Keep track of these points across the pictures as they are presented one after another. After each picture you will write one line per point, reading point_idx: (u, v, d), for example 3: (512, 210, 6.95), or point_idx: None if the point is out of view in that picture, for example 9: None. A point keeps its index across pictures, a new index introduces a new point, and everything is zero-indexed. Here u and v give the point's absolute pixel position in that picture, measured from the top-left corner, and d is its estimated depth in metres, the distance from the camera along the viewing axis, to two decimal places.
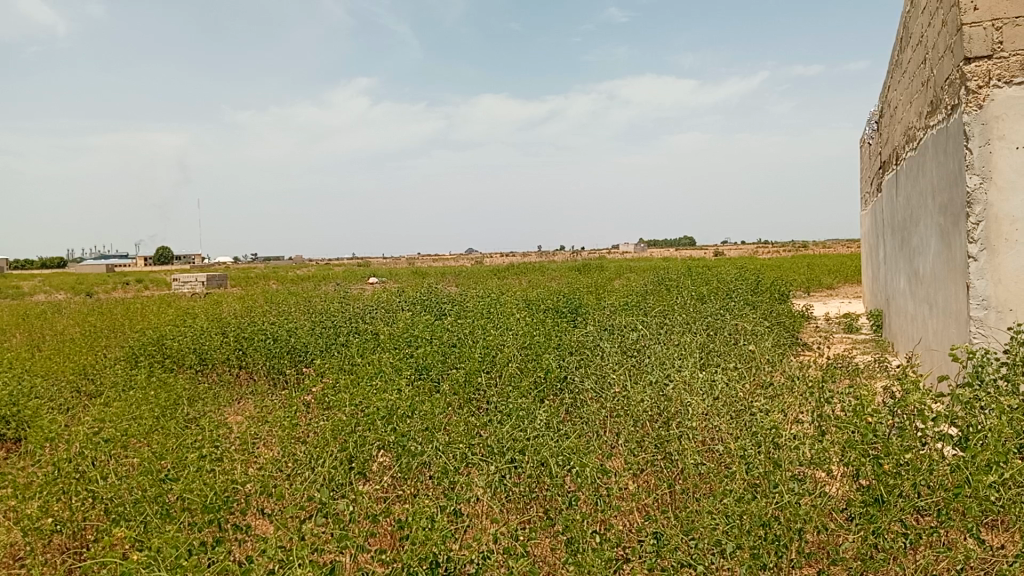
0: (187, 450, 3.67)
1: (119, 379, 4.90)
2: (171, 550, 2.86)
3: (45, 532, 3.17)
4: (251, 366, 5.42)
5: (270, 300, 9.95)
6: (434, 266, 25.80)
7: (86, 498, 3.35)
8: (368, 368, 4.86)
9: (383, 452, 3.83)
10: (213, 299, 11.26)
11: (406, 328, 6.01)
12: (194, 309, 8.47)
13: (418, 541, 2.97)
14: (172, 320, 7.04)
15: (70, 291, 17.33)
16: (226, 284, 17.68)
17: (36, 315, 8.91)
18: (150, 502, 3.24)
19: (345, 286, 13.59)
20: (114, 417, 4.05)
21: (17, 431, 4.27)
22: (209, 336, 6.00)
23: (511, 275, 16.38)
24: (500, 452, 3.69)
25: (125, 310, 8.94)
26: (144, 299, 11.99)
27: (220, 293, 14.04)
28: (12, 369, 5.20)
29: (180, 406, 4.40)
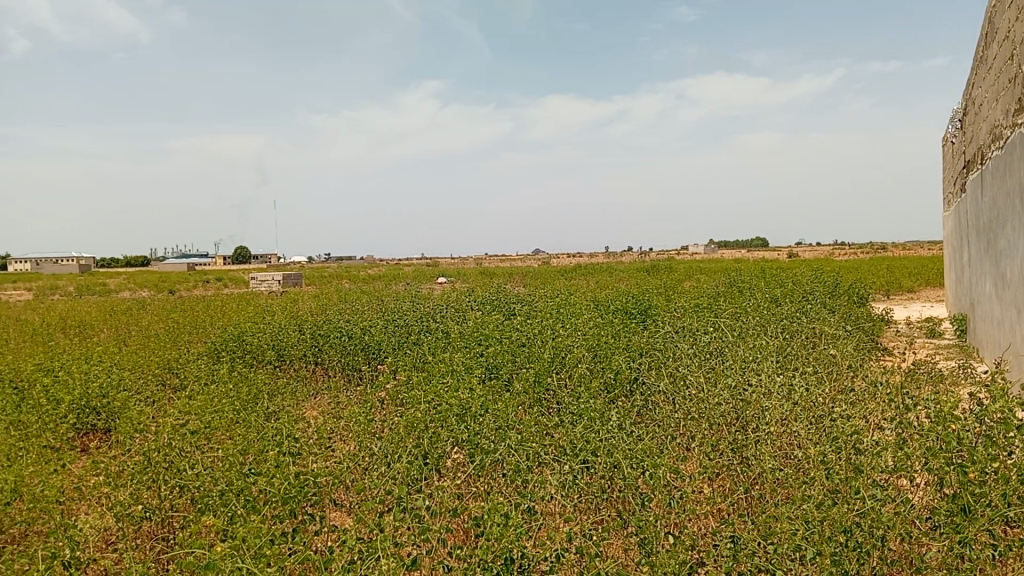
0: (268, 443, 3.78)
1: (201, 374, 5.07)
2: (253, 538, 2.94)
3: (135, 518, 3.30)
4: (327, 363, 5.55)
5: (344, 299, 10.15)
6: (500, 266, 25.87)
7: (173, 487, 3.48)
8: (440, 366, 4.91)
9: (456, 449, 3.87)
10: (289, 297, 11.55)
11: (477, 328, 6.05)
12: (272, 306, 8.75)
13: (492, 537, 2.98)
14: (250, 317, 7.25)
15: (152, 290, 18.02)
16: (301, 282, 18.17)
17: (124, 311, 9.30)
18: (235, 492, 3.33)
19: (416, 286, 13.80)
20: (198, 410, 4.19)
21: (109, 421, 4.46)
22: (286, 333, 6.16)
23: (579, 276, 16.41)
24: (573, 452, 3.68)
25: (207, 307, 9.26)
26: (224, 297, 12.37)
27: (295, 292, 14.42)
28: (103, 362, 5.44)
29: (260, 400, 4.53)
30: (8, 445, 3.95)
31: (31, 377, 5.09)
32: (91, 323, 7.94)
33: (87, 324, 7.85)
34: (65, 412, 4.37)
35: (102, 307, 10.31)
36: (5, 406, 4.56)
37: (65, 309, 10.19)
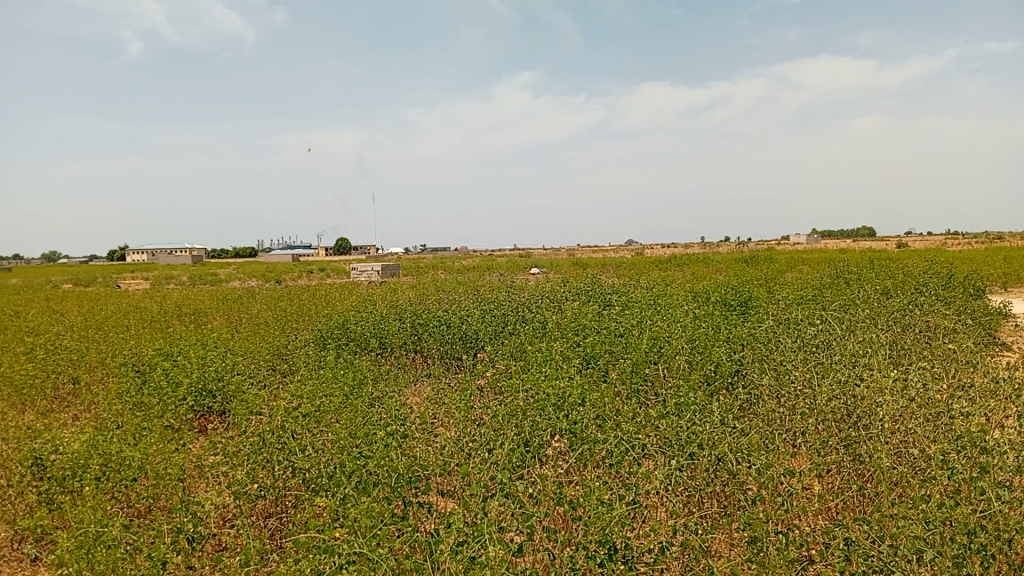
0: (374, 427, 3.88)
1: (309, 360, 5.25)
2: (364, 519, 3.04)
3: (252, 497, 3.45)
4: (426, 351, 5.67)
5: (441, 288, 10.32)
6: (590, 257, 25.71)
7: (287, 467, 3.61)
8: (539, 355, 4.94)
9: (557, 438, 3.87)
10: (388, 286, 11.78)
11: (573, 318, 6.04)
12: (373, 296, 8.98)
13: (596, 526, 2.97)
14: (352, 306, 7.45)
15: (258, 280, 18.76)
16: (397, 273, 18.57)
17: (235, 299, 9.74)
18: (345, 473, 3.44)
19: (511, 277, 13.88)
20: (309, 394, 4.35)
21: (224, 404, 4.67)
22: (388, 321, 6.31)
23: (673, 266, 16.24)
24: (676, 444, 3.64)
25: (311, 296, 9.58)
26: (326, 286, 12.75)
27: (393, 282, 14.74)
28: (217, 347, 5.70)
29: (364, 385, 4.66)
30: (135, 424, 4.19)
31: (153, 361, 5.39)
32: (204, 310, 8.34)
33: (201, 311, 8.25)
34: (184, 394, 4.60)
35: (214, 296, 10.80)
36: (130, 388, 4.83)
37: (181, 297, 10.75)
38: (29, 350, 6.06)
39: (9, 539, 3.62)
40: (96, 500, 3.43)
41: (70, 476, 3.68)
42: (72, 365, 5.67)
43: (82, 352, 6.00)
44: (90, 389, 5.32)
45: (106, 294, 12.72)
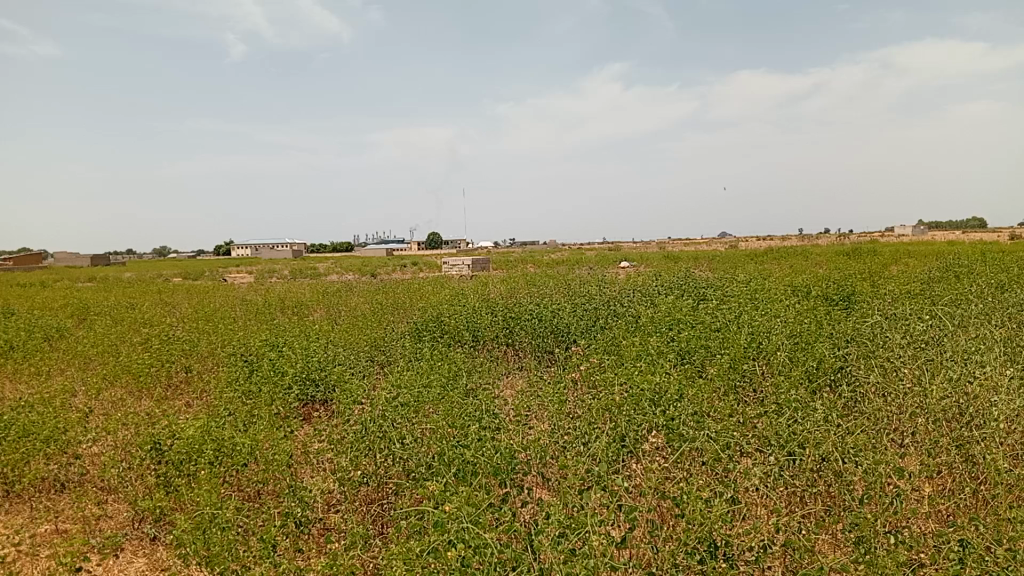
0: (471, 418, 3.94)
1: (406, 353, 5.40)
2: (465, 506, 3.09)
3: (355, 483, 3.57)
4: (518, 343, 5.74)
5: (532, 282, 10.36)
6: (679, 250, 25.27)
7: (387, 455, 3.71)
8: (633, 350, 4.92)
9: (654, 433, 3.84)
10: (480, 280, 11.92)
11: (668, 313, 5.98)
12: (466, 289, 9.12)
13: (696, 521, 2.95)
14: (445, 299, 7.59)
15: (353, 274, 19.31)
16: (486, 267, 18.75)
17: (333, 293, 10.07)
18: (443, 464, 3.50)
19: (601, 270, 13.84)
20: (408, 385, 4.48)
21: (326, 394, 4.83)
22: (481, 315, 6.40)
23: (769, 259, 15.84)
24: (777, 442, 3.56)
25: (405, 290, 9.77)
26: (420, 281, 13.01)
27: (483, 276, 14.92)
28: (319, 339, 5.92)
29: (459, 377, 4.75)
30: (244, 412, 4.40)
31: (260, 351, 5.63)
32: (306, 302, 8.65)
33: (302, 304, 8.56)
34: (290, 383, 4.79)
35: (315, 289, 11.16)
36: (239, 377, 5.07)
37: (283, 291, 11.17)
38: (146, 340, 6.43)
39: (130, 518, 3.83)
40: (210, 483, 3.61)
41: (187, 460, 3.88)
42: (185, 354, 5.98)
43: (194, 342, 6.32)
44: (203, 378, 5.60)
45: (216, 288, 13.35)
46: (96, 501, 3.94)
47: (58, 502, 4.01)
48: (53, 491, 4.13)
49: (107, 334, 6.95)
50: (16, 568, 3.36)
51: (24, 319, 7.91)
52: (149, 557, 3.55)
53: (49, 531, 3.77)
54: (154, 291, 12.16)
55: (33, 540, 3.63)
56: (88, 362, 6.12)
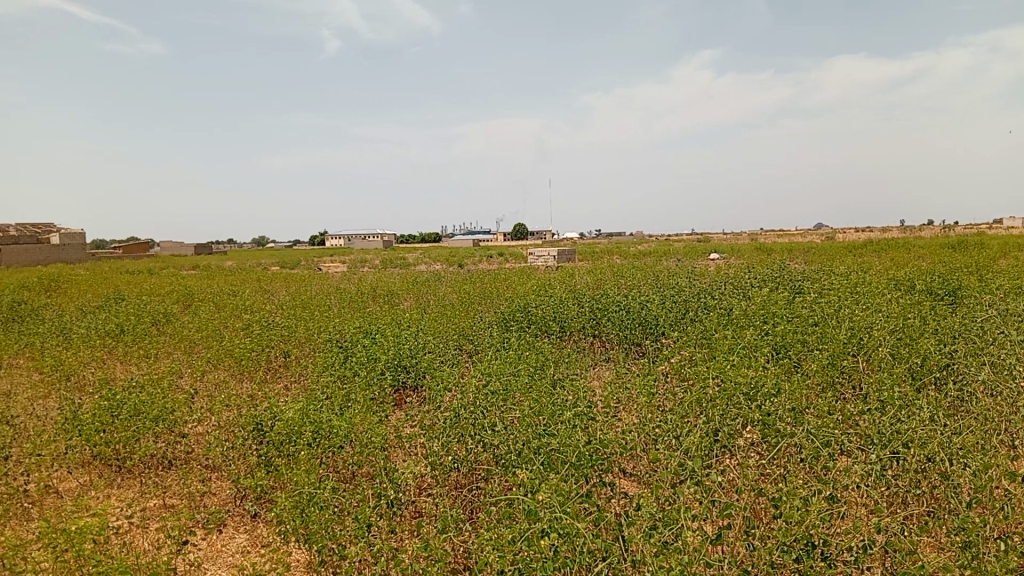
0: (561, 408, 3.95)
1: (494, 342, 5.46)
2: (555, 494, 3.10)
3: (446, 467, 3.63)
4: (605, 335, 5.74)
5: (619, 273, 10.29)
6: (769, 242, 24.60)
7: (478, 443, 3.75)
8: (726, 343, 4.84)
9: (748, 428, 3.76)
10: (567, 272, 11.90)
11: (761, 306, 5.85)
12: (553, 280, 9.14)
13: (793, 518, 2.87)
14: (532, 290, 7.63)
15: (439, 264, 19.60)
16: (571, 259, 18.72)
17: (423, 282, 10.26)
18: (533, 451, 3.52)
19: (689, 262, 13.63)
20: (497, 373, 4.53)
21: (417, 380, 4.97)
22: (568, 305, 6.41)
23: (868, 251, 15.26)
24: (879, 441, 3.43)
25: (492, 280, 9.86)
26: (505, 271, 13.11)
27: (568, 266, 14.93)
28: (410, 327, 6.04)
29: (547, 367, 4.78)
30: (340, 395, 4.53)
31: (354, 338, 5.79)
32: (396, 292, 8.83)
33: (393, 293, 8.76)
34: (383, 369, 4.92)
35: (404, 278, 11.39)
36: (335, 362, 5.23)
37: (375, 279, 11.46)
38: (247, 325, 6.70)
39: (232, 495, 4.02)
40: (309, 463, 3.73)
41: (286, 441, 4.03)
42: (283, 339, 6.21)
43: (291, 328, 6.56)
44: (300, 362, 5.85)
45: (311, 276, 13.78)
46: (202, 478, 4.14)
47: (167, 478, 4.25)
48: (162, 467, 4.38)
49: (210, 319, 7.27)
50: (129, 538, 3.56)
51: (134, 303, 8.36)
52: (250, 533, 3.71)
53: (159, 505, 3.97)
54: (253, 280, 12.65)
55: (144, 513, 3.84)
56: (193, 346, 6.43)
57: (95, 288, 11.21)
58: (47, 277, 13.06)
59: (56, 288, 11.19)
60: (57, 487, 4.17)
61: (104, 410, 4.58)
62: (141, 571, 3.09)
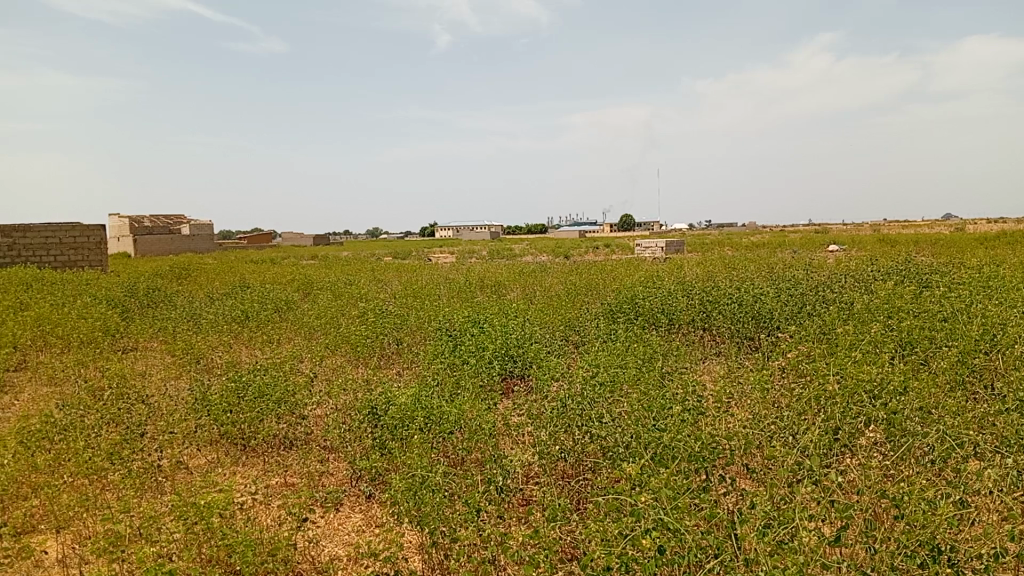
0: (671, 402, 3.91)
1: (600, 333, 5.46)
2: (665, 489, 3.06)
3: (554, 457, 3.66)
4: (716, 329, 5.65)
5: (731, 265, 10.06)
6: (889, 233, 23.43)
7: (586, 433, 3.76)
8: (845, 338, 4.66)
9: (870, 427, 3.60)
10: (676, 263, 11.71)
11: (885, 301, 5.59)
12: (661, 271, 9.03)
13: (918, 523, 2.73)
14: (640, 281, 7.55)
15: (546, 256, 19.60)
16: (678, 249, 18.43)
17: (530, 273, 10.33)
18: (644, 443, 3.50)
19: (805, 254, 13.15)
20: (605, 364, 4.53)
21: (525, 369, 5.04)
22: (677, 297, 6.32)
23: (1003, 243, 14.30)
24: (1015, 444, 3.21)
25: (599, 271, 9.80)
26: (612, 263, 13.04)
27: (676, 258, 14.71)
28: (518, 317, 6.12)
29: (656, 360, 4.75)
30: (451, 383, 4.65)
31: (463, 327, 5.92)
32: (504, 282, 8.93)
33: (501, 283, 8.88)
34: (492, 358, 5.01)
35: (511, 269, 11.52)
36: (445, 350, 5.35)
37: (483, 270, 11.64)
38: (361, 313, 6.95)
39: (348, 476, 4.20)
40: (422, 448, 3.84)
41: (400, 425, 4.16)
42: (396, 327, 6.40)
43: (403, 316, 6.76)
44: (412, 350, 6.03)
45: (421, 267, 14.13)
46: (320, 459, 4.33)
47: (287, 458, 4.48)
48: (283, 447, 4.62)
49: (327, 307, 7.59)
50: (254, 513, 3.76)
51: (257, 291, 8.81)
52: (364, 513, 3.85)
53: (280, 483, 4.18)
54: (367, 270, 13.07)
55: (267, 490, 4.05)
56: (312, 333, 6.73)
57: (221, 276, 11.88)
58: (179, 266, 13.91)
59: (187, 276, 11.92)
60: (188, 462, 4.46)
61: (230, 392, 4.85)
62: (265, 545, 3.26)
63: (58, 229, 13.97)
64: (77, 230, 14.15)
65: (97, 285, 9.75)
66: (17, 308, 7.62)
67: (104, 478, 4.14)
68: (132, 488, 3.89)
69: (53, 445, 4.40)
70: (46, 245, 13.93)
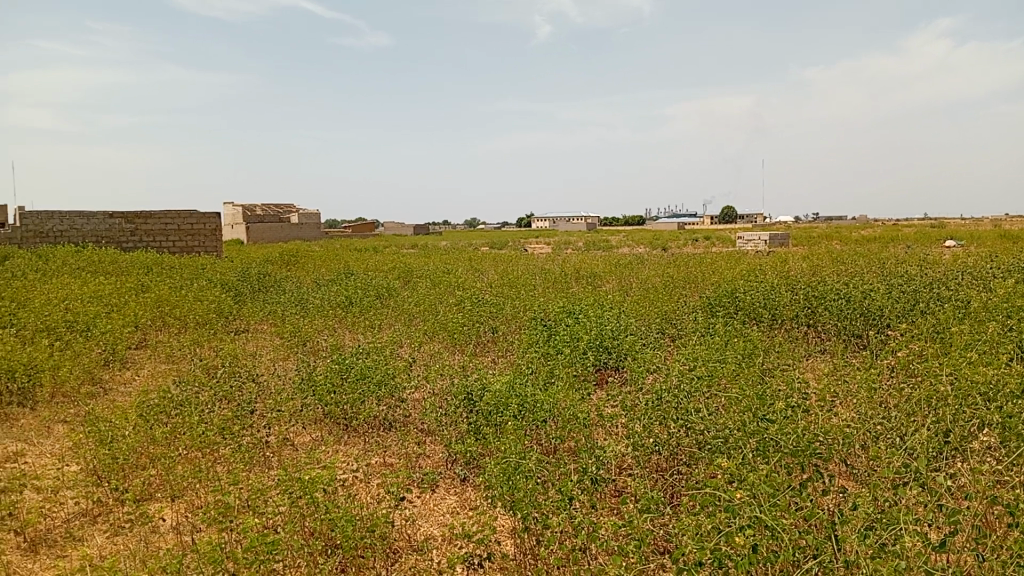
0: (771, 398, 3.82)
1: (698, 327, 5.38)
2: (762, 485, 3.00)
3: (648, 449, 3.64)
4: (821, 325, 5.48)
5: (839, 260, 9.68)
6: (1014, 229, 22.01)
7: (682, 427, 3.72)
8: (961, 338, 4.44)
9: (985, 431, 3.42)
10: (780, 257, 11.32)
11: (1006, 299, 5.27)
12: (763, 265, 8.80)
13: None
14: (741, 275, 7.38)
15: (644, 248, 19.38)
16: (784, 243, 17.86)
17: (627, 264, 10.26)
18: (743, 439, 3.43)
19: (921, 250, 12.51)
20: (704, 357, 4.47)
21: (619, 360, 5.02)
22: (780, 292, 6.16)
23: None
24: None
25: (699, 264, 9.66)
26: (713, 255, 12.78)
27: (780, 251, 14.28)
28: (613, 308, 6.10)
29: (756, 355, 4.65)
30: (545, 371, 4.70)
31: (558, 317, 5.95)
32: (600, 273, 8.89)
33: (597, 274, 8.85)
34: (586, 349, 5.02)
35: (609, 260, 11.47)
36: (540, 339, 5.41)
37: (581, 261, 11.64)
38: (459, 300, 7.09)
39: (444, 459, 4.31)
40: (516, 434, 3.90)
41: (494, 411, 4.24)
42: (493, 315, 6.50)
43: (500, 305, 6.86)
44: (507, 339, 6.11)
45: (519, 257, 14.21)
46: (418, 441, 4.46)
47: (386, 439, 4.63)
48: (383, 428, 4.80)
49: (426, 295, 7.76)
50: (354, 490, 3.92)
51: (360, 278, 9.10)
52: (459, 496, 3.94)
53: (380, 462, 4.33)
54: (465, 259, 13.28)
55: (367, 469, 4.20)
56: (411, 319, 6.90)
57: (326, 263, 12.34)
58: (287, 252, 14.51)
59: (294, 263, 12.42)
60: (294, 439, 4.66)
61: (334, 373, 5.05)
62: (364, 521, 3.39)
63: (177, 216, 14.79)
64: (194, 217, 14.96)
65: (212, 269, 10.30)
66: (140, 290, 8.13)
67: (216, 451, 4.39)
68: (241, 462, 4.10)
69: (170, 419, 4.70)
70: (165, 231, 14.78)
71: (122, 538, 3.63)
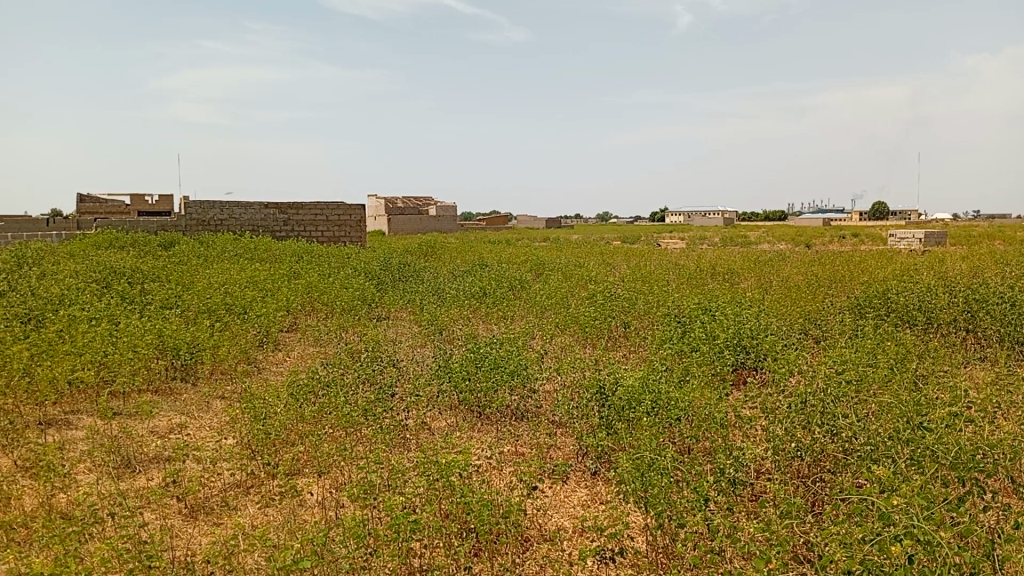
0: (927, 406, 3.61)
1: (844, 328, 5.15)
2: (916, 497, 2.82)
3: (789, 452, 3.52)
4: (982, 330, 5.12)
5: (1004, 261, 8.97)
6: None
7: (826, 432, 3.57)
8: None
9: None
10: (937, 256, 10.61)
11: None
12: (917, 265, 8.30)
13: None
14: (893, 275, 6.98)
15: (783, 244, 18.64)
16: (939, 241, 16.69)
17: (768, 262, 9.92)
18: (894, 448, 3.25)
19: None
20: (851, 361, 4.27)
21: (758, 360, 4.88)
22: (937, 293, 5.78)
23: None
24: None
25: (845, 262, 9.23)
26: (861, 253, 12.15)
27: (938, 251, 13.38)
28: (752, 306, 5.93)
29: (908, 360, 4.40)
30: (680, 369, 4.63)
31: (693, 314, 5.86)
32: (738, 270, 8.63)
33: (736, 271, 8.62)
34: (723, 348, 4.91)
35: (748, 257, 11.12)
36: (674, 336, 5.34)
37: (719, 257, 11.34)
38: (593, 294, 7.10)
39: (575, 451, 4.34)
40: (650, 431, 3.87)
41: (627, 407, 4.22)
42: (626, 310, 6.48)
43: (634, 299, 6.82)
44: (640, 334, 6.06)
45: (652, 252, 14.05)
46: (550, 433, 4.51)
47: (519, 428, 4.71)
48: (515, 417, 4.89)
49: (558, 288, 7.81)
50: (488, 476, 4.02)
51: (494, 270, 9.27)
52: (590, 489, 3.96)
53: (513, 450, 4.41)
54: (598, 253, 13.23)
55: (501, 456, 4.29)
56: (544, 311, 6.99)
57: (462, 255, 12.65)
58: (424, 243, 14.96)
59: (430, 253, 12.79)
60: (430, 423, 4.82)
61: (470, 361, 5.19)
62: (497, 508, 3.47)
63: (324, 207, 15.58)
64: (340, 209, 15.72)
65: (356, 258, 10.79)
66: (290, 277, 8.64)
67: (358, 432, 4.60)
68: (382, 444, 4.29)
69: (318, 398, 4.97)
70: (314, 221, 15.62)
71: (273, 509, 3.88)
